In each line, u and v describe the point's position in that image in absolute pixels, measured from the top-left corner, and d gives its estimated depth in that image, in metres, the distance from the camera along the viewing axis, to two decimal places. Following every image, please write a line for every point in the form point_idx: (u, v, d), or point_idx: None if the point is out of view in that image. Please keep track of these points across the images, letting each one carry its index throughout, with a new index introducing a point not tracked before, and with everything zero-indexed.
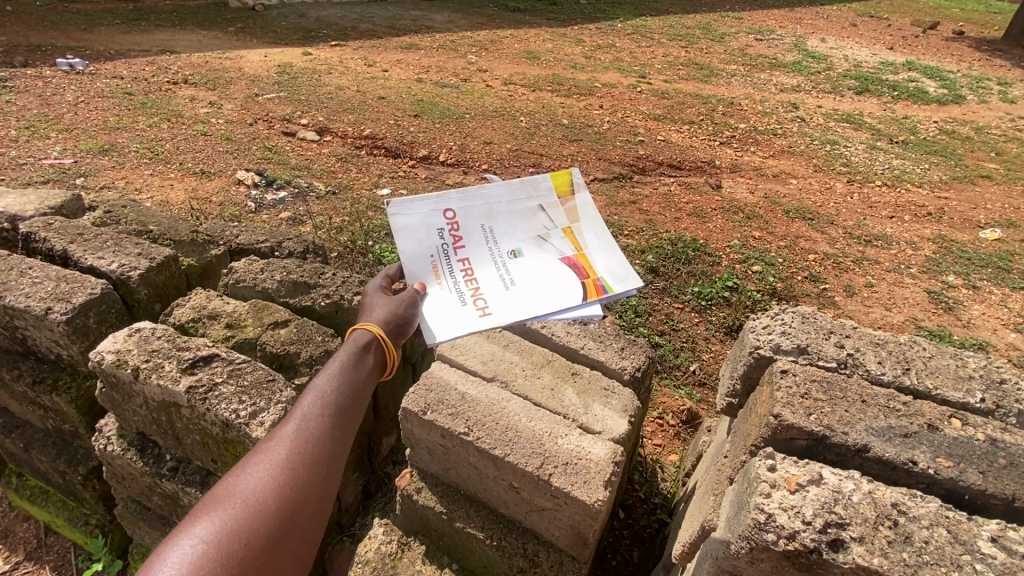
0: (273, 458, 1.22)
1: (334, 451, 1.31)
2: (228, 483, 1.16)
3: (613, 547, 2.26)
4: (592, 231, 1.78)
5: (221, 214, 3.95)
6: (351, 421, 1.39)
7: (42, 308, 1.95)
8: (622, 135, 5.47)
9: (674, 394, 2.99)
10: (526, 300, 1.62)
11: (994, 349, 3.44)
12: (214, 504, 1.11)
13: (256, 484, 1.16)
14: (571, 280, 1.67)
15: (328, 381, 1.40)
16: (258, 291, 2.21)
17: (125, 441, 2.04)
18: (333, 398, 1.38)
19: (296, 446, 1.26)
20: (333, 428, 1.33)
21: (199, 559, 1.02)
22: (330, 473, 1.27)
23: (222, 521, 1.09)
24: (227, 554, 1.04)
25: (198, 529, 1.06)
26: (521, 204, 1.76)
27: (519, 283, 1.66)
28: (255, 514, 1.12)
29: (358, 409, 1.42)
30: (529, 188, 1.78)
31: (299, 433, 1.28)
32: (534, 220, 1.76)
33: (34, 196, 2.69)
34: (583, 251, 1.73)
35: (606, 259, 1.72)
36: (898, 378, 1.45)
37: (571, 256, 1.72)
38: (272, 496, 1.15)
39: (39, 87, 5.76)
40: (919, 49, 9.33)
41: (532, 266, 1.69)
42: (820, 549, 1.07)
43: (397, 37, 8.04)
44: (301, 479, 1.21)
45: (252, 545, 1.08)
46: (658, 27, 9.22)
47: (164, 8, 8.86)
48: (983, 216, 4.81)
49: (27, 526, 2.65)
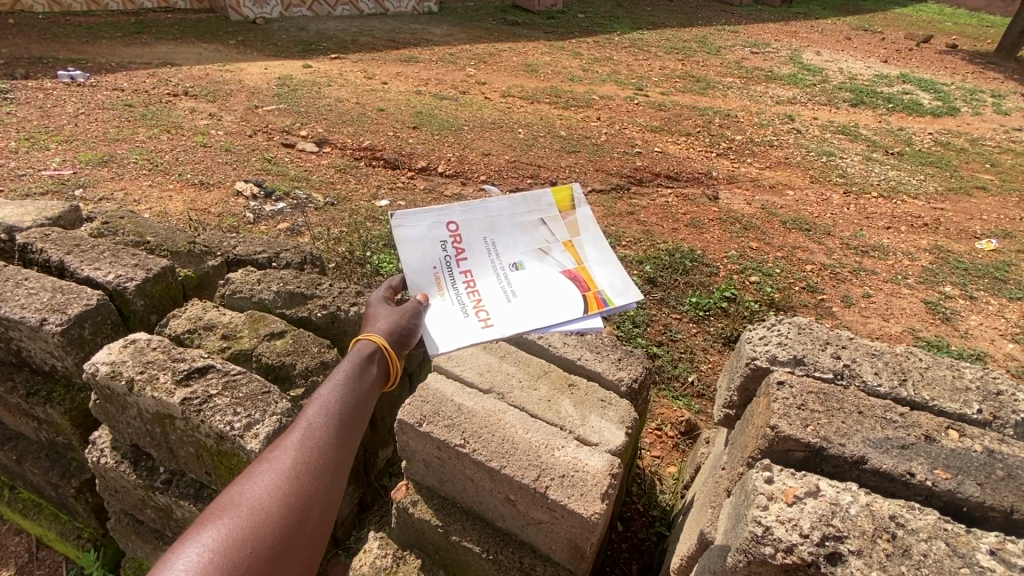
0: (279, 468, 1.21)
1: (338, 461, 1.29)
2: (232, 491, 1.16)
3: (612, 560, 2.24)
4: (593, 245, 1.75)
5: (220, 225, 3.96)
6: (355, 430, 1.38)
7: (37, 318, 1.94)
8: (620, 146, 5.51)
9: (673, 405, 2.97)
10: (527, 311, 1.61)
11: (991, 359, 3.43)
12: (219, 513, 1.10)
13: (261, 492, 1.16)
14: (572, 293, 1.64)
15: (335, 393, 1.40)
16: (254, 302, 2.21)
17: (119, 453, 2.02)
18: (337, 409, 1.37)
19: (301, 455, 1.25)
20: (338, 439, 1.32)
21: (205, 566, 1.01)
22: (334, 484, 1.26)
23: (227, 529, 1.08)
24: (231, 563, 1.03)
25: (203, 537, 1.05)
26: (524, 217, 1.73)
27: (521, 295, 1.64)
28: (259, 525, 1.11)
29: (363, 419, 1.42)
30: (531, 202, 1.75)
31: (303, 443, 1.28)
32: (535, 232, 1.74)
33: (32, 207, 2.69)
34: (584, 264, 1.71)
35: (607, 272, 1.70)
36: (894, 389, 1.44)
37: (571, 269, 1.70)
38: (274, 504, 1.14)
39: (40, 99, 5.79)
40: (913, 62, 9.44)
41: (534, 278, 1.67)
42: (818, 562, 1.06)
43: (397, 50, 8.09)
44: (305, 489, 1.20)
45: (257, 554, 1.07)
46: (655, 40, 9.29)
47: (165, 22, 8.86)
48: (980, 227, 4.83)
49: (19, 540, 2.61)
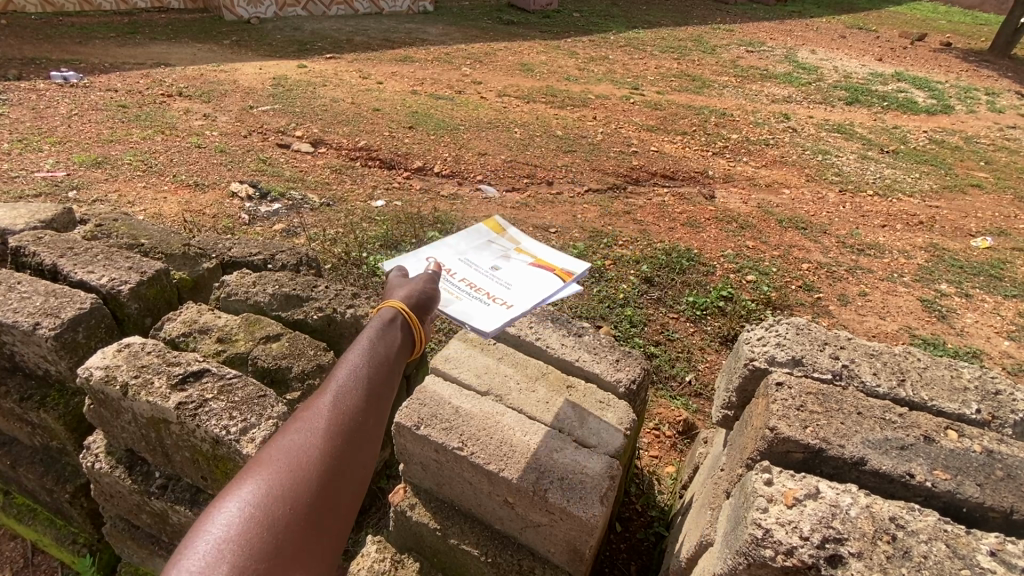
0: (315, 421, 1.20)
1: (374, 413, 1.27)
2: (271, 446, 1.15)
3: (610, 561, 2.23)
4: (537, 246, 1.91)
5: (215, 227, 3.93)
6: (389, 381, 1.35)
7: (30, 323, 1.92)
8: (616, 145, 5.50)
9: (671, 405, 2.96)
10: (528, 290, 1.67)
11: (987, 357, 3.44)
12: (259, 467, 1.10)
13: (299, 446, 1.15)
14: (547, 275, 1.75)
15: (364, 354, 1.34)
16: (250, 304, 2.20)
17: (114, 458, 2.01)
18: (368, 368, 1.32)
19: (338, 408, 1.23)
20: (373, 391, 1.30)
21: (245, 523, 1.00)
22: (370, 437, 1.24)
23: (266, 484, 1.07)
24: (272, 519, 1.03)
25: (243, 492, 1.05)
26: (474, 243, 1.87)
27: (514, 284, 1.70)
28: (296, 483, 1.09)
29: (395, 377, 1.37)
30: (476, 231, 1.93)
31: (335, 401, 1.23)
32: (490, 250, 1.87)
33: (25, 210, 2.67)
34: (538, 257, 1.85)
35: (558, 258, 1.85)
36: (893, 390, 1.44)
37: (534, 262, 1.82)
38: (313, 459, 1.13)
39: (33, 100, 5.75)
40: (908, 60, 9.47)
41: (513, 273, 1.75)
42: (818, 565, 1.06)
43: (392, 50, 8.07)
44: (342, 444, 1.18)
45: (297, 508, 1.06)
46: (651, 39, 9.28)
47: (159, 22, 8.83)
48: (975, 225, 4.84)
49: (13, 545, 2.59)
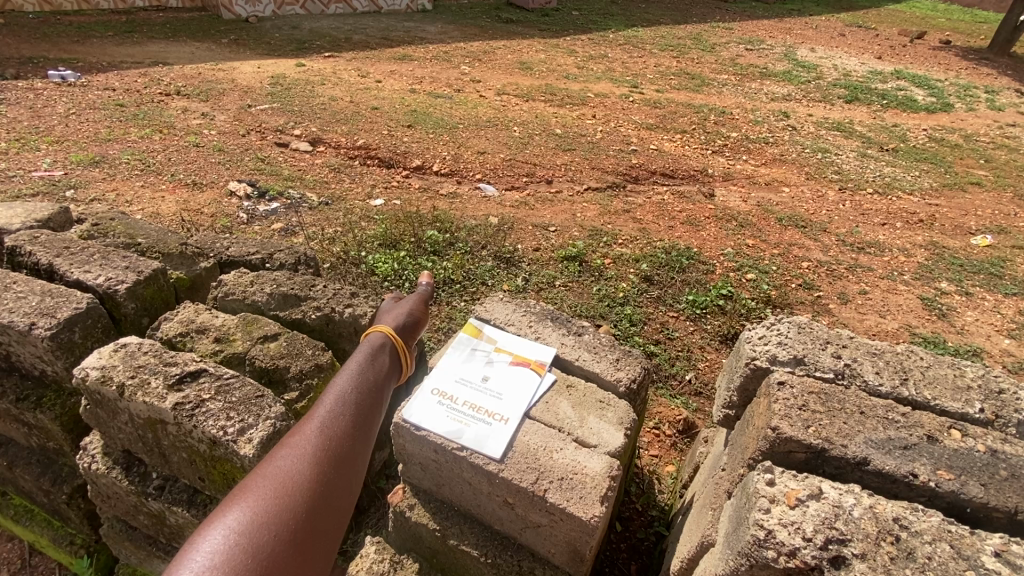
0: (301, 449, 1.20)
1: (358, 445, 1.28)
2: (257, 473, 1.14)
3: (610, 561, 2.23)
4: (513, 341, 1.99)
5: (213, 226, 3.92)
6: (373, 414, 1.37)
7: (26, 323, 1.91)
8: (615, 144, 5.49)
9: (671, 404, 2.94)
10: (517, 397, 1.77)
11: (987, 356, 3.43)
12: (244, 494, 1.09)
13: (286, 473, 1.14)
14: (528, 376, 1.86)
15: (350, 386, 1.38)
16: (247, 304, 2.18)
17: (111, 459, 1.99)
18: (353, 399, 1.35)
19: (322, 439, 1.24)
20: (357, 423, 1.32)
21: (231, 551, 0.98)
22: (355, 467, 1.25)
23: (252, 511, 1.06)
24: (258, 545, 1.01)
25: (229, 518, 1.03)
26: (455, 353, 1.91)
27: (503, 393, 1.78)
28: (283, 509, 1.08)
29: (379, 408, 1.40)
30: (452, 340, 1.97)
31: (321, 430, 1.25)
32: (471, 355, 1.91)
33: (21, 210, 2.65)
34: (515, 353, 1.94)
35: (532, 351, 1.96)
36: (896, 389, 1.43)
37: (513, 360, 1.91)
38: (299, 486, 1.13)
39: (30, 99, 5.72)
40: (907, 58, 9.46)
41: (499, 379, 1.83)
42: (822, 567, 1.05)
43: (390, 49, 8.05)
44: (328, 472, 1.19)
45: (282, 535, 1.05)
46: (650, 37, 9.26)
47: (156, 20, 8.79)
48: (975, 223, 4.83)
49: (10, 546, 2.58)
